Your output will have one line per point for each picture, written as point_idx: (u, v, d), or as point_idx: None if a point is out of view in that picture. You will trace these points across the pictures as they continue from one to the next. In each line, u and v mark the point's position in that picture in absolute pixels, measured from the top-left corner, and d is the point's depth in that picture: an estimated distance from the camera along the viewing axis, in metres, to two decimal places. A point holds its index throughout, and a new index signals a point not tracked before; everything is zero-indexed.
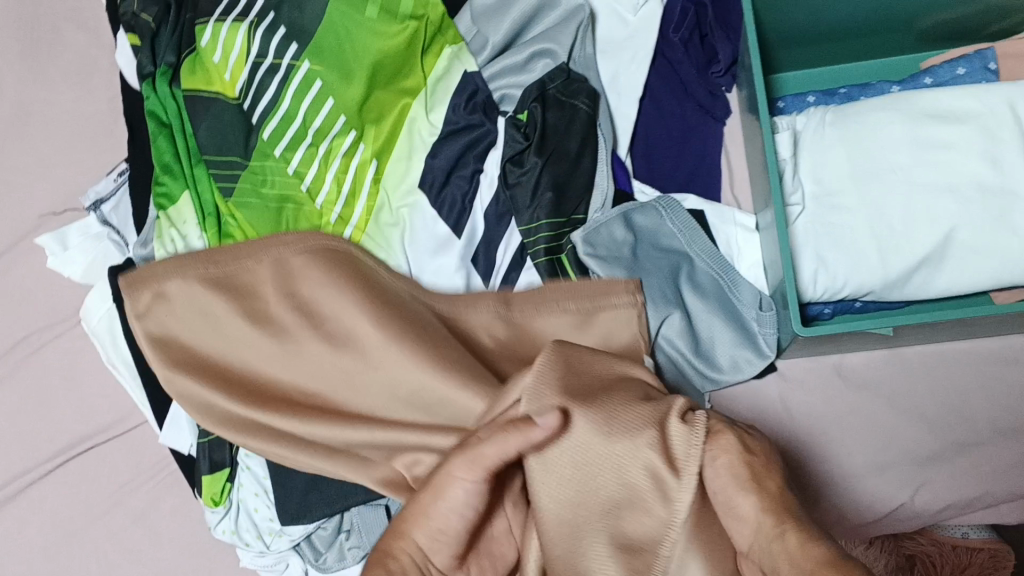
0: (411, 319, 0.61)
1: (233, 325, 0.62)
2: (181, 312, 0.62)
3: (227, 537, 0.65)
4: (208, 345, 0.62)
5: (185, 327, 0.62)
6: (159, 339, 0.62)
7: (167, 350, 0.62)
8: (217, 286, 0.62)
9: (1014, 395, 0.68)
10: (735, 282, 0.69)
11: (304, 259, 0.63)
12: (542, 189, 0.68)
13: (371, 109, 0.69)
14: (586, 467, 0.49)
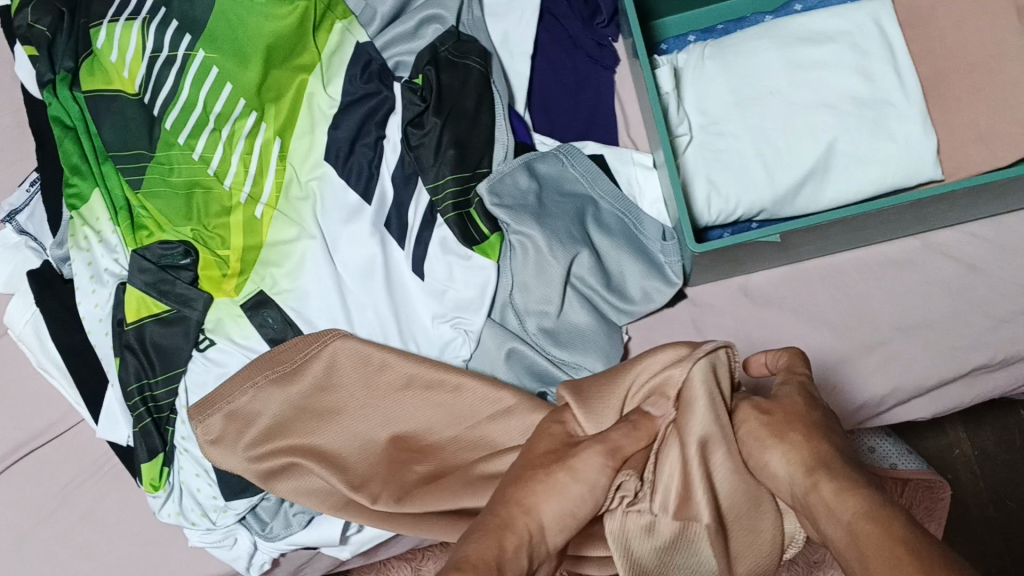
0: (427, 381, 0.64)
1: (271, 415, 0.66)
2: (239, 420, 0.66)
3: (174, 518, 0.68)
4: (262, 435, 0.66)
5: (248, 421, 0.66)
6: (230, 439, 0.65)
7: (238, 443, 0.65)
8: (254, 397, 0.66)
9: (908, 292, 0.72)
10: (638, 219, 0.72)
11: (318, 358, 0.66)
12: (444, 147, 0.68)
13: (269, 89, 0.70)
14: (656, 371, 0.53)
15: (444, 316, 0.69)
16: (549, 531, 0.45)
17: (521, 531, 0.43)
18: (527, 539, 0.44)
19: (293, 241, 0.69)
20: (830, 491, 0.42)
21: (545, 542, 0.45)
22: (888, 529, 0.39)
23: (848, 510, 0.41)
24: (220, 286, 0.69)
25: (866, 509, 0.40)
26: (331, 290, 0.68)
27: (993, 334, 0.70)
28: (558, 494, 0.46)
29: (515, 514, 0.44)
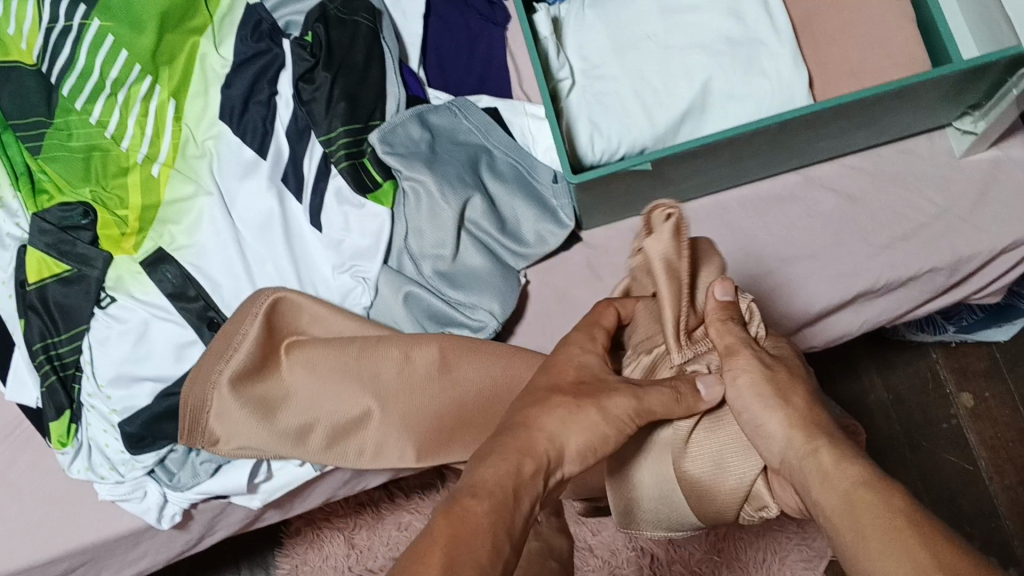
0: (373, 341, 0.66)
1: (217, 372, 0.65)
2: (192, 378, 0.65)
3: (82, 473, 0.68)
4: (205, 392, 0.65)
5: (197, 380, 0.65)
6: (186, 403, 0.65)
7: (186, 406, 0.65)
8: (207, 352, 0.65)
9: (791, 226, 0.75)
10: (530, 166, 0.75)
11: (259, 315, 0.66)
12: (336, 100, 0.70)
13: (163, 52, 0.72)
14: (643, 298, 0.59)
15: (344, 266, 0.70)
16: (569, 458, 0.48)
17: (541, 455, 0.46)
18: (547, 464, 0.46)
19: (190, 197, 0.71)
20: (830, 461, 0.48)
21: (562, 465, 0.47)
22: (887, 504, 0.45)
23: (847, 480, 0.47)
24: (119, 244, 0.70)
25: (862, 479, 0.47)
26: (229, 244, 0.70)
27: (873, 260, 0.74)
28: (576, 426, 0.48)
29: (538, 439, 0.46)
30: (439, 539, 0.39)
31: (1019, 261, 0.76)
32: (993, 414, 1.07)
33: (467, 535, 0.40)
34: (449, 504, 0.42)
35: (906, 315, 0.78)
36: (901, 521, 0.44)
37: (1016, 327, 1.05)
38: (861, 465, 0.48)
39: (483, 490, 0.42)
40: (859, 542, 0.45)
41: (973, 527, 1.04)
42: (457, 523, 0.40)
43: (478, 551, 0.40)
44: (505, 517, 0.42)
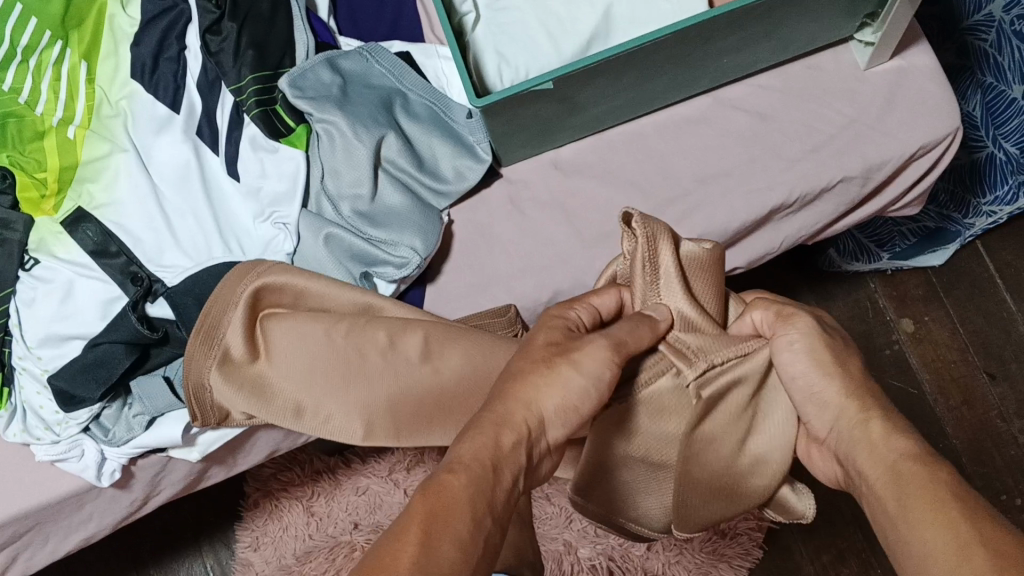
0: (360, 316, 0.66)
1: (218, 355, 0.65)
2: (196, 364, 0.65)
3: (19, 435, 0.69)
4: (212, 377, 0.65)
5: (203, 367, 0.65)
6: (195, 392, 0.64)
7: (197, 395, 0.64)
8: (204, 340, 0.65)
9: (705, 147, 0.77)
10: (445, 105, 0.75)
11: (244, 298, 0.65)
12: (243, 49, 0.71)
13: (71, 17, 0.73)
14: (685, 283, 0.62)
15: (264, 214, 0.71)
16: (550, 421, 0.50)
17: (520, 425, 0.49)
18: (526, 434, 0.49)
19: (106, 156, 0.72)
20: (878, 434, 0.52)
21: (545, 436, 0.50)
22: (931, 476, 0.48)
23: (896, 451, 0.50)
24: (39, 207, 0.71)
25: (911, 452, 0.50)
26: (147, 198, 0.71)
27: (786, 174, 0.75)
28: (558, 386, 0.51)
29: (515, 410, 0.49)
30: (414, 519, 0.42)
31: (929, 168, 0.78)
32: (935, 338, 1.09)
33: (445, 510, 0.43)
34: (431, 478, 0.45)
35: (827, 229, 0.80)
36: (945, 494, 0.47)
37: (949, 252, 1.08)
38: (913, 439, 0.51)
39: (462, 464, 0.45)
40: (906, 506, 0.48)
41: None
42: (434, 498, 0.43)
43: (456, 532, 0.42)
44: (482, 480, 0.45)
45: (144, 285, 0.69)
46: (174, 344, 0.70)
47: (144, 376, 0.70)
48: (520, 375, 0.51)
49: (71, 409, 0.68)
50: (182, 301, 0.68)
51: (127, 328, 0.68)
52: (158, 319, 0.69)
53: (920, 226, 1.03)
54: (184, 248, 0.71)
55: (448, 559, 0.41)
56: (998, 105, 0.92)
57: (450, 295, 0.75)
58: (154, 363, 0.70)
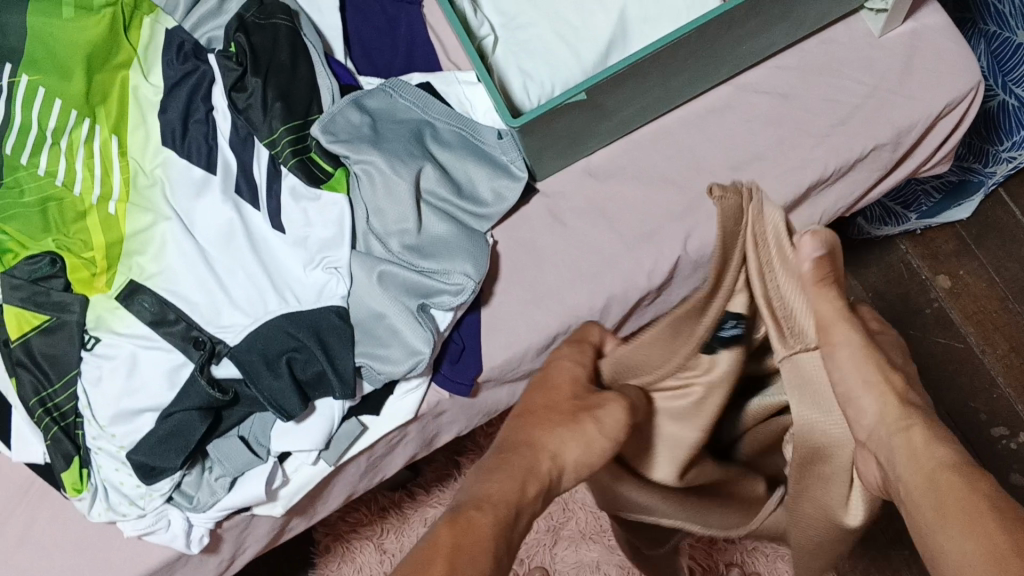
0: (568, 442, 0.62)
1: None
2: None
3: (104, 514, 0.69)
4: None
5: None
6: None
7: None
8: None
9: (735, 134, 0.77)
10: (474, 129, 0.75)
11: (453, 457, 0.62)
12: (271, 102, 0.72)
13: (95, 93, 0.73)
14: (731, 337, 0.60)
15: (315, 261, 0.72)
16: (569, 472, 0.52)
17: (544, 475, 0.50)
18: (549, 483, 0.51)
19: (149, 226, 0.72)
20: (920, 440, 0.51)
21: (562, 484, 0.52)
22: (976, 491, 0.46)
23: (935, 461, 0.49)
24: (92, 285, 0.71)
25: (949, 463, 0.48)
26: (197, 262, 0.71)
27: (818, 149, 0.75)
28: (580, 442, 0.53)
29: (541, 459, 0.51)
30: (441, 550, 0.44)
31: (956, 124, 0.79)
32: (972, 289, 1.10)
33: (467, 536, 0.45)
34: (457, 512, 0.46)
35: (865, 197, 0.81)
36: (989, 514, 0.45)
37: (974, 203, 1.08)
38: (951, 445, 0.49)
39: (489, 503, 0.47)
40: (945, 501, 0.47)
41: (977, 402, 1.06)
42: (460, 532, 0.45)
43: (479, 560, 0.44)
44: (504, 517, 0.47)
45: (207, 349, 0.69)
46: (244, 404, 0.71)
47: (220, 438, 0.71)
48: (541, 422, 0.53)
49: (153, 480, 0.68)
50: (248, 357, 0.69)
51: (199, 394, 0.68)
52: (226, 380, 0.70)
53: (944, 182, 1.03)
54: (240, 305, 0.71)
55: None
56: (1004, 53, 0.94)
57: (505, 315, 0.75)
58: (228, 425, 0.70)
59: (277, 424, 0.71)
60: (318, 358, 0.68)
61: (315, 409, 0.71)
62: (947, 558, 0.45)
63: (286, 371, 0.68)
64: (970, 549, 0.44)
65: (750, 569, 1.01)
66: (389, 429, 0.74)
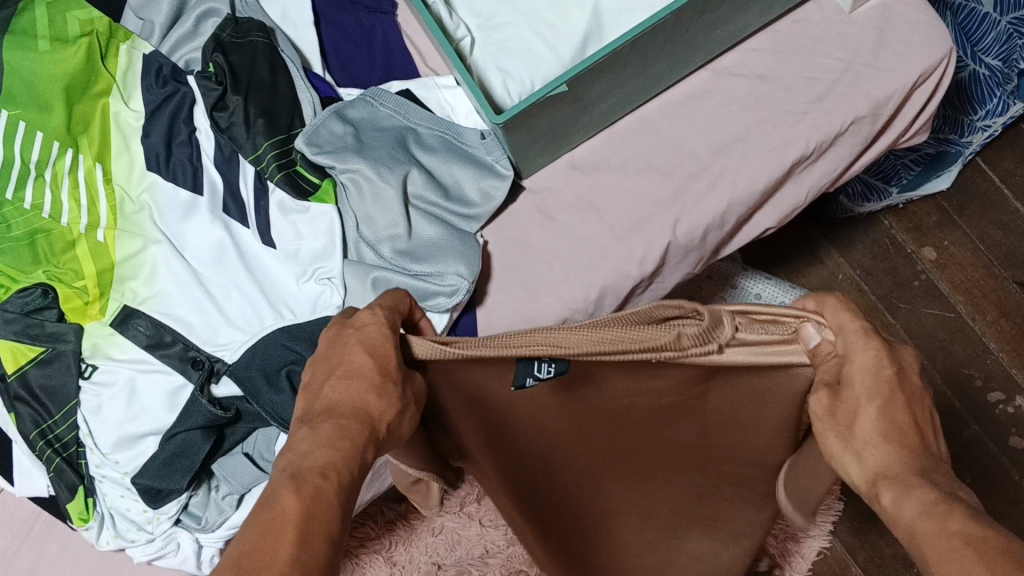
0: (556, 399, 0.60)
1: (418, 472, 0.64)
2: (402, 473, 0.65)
3: (113, 542, 0.69)
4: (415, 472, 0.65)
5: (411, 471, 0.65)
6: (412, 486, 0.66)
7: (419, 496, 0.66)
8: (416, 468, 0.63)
9: (715, 119, 0.78)
10: (456, 133, 0.75)
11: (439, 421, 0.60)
12: (254, 119, 0.72)
13: (77, 123, 0.73)
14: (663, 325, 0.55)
15: (308, 274, 0.72)
16: (369, 408, 0.47)
17: (372, 421, 0.47)
18: (373, 429, 0.47)
19: (140, 251, 0.72)
20: (891, 500, 0.47)
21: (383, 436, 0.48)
22: (945, 528, 0.44)
23: (908, 513, 0.46)
24: (86, 313, 0.71)
25: (927, 504, 0.45)
26: (189, 283, 0.71)
27: (798, 127, 0.76)
28: (358, 391, 0.48)
29: (348, 407, 0.47)
30: (291, 515, 0.42)
31: (932, 92, 0.79)
32: (958, 259, 1.12)
33: (318, 508, 0.43)
34: (300, 478, 0.44)
35: (847, 172, 0.82)
36: (958, 540, 0.43)
37: (954, 172, 1.08)
38: (921, 493, 0.46)
39: (334, 470, 0.44)
40: (916, 534, 0.45)
41: (972, 369, 1.08)
42: (311, 500, 0.43)
43: (323, 520, 0.43)
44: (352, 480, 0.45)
45: (206, 367, 0.69)
46: (246, 420, 0.71)
47: (226, 455, 0.71)
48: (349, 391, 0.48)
49: (158, 503, 0.68)
50: (247, 373, 0.69)
51: (201, 413, 0.68)
52: (226, 399, 0.70)
53: (922, 154, 1.04)
54: (237, 323, 0.71)
55: (319, 556, 0.42)
56: (971, 23, 0.95)
57: (501, 313, 0.75)
58: (231, 443, 0.71)
59: (281, 438, 0.71)
60: None
61: None
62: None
63: (287, 384, 0.68)
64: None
65: None
66: None
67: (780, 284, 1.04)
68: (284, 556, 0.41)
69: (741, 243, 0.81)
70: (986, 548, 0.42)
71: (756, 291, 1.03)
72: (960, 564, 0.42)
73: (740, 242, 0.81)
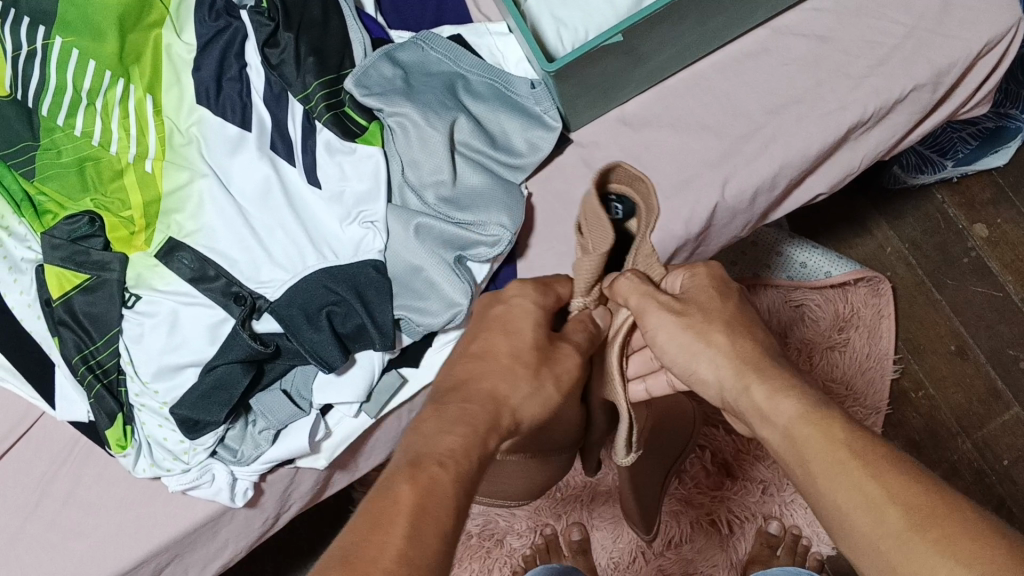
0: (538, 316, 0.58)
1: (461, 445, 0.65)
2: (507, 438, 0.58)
3: (150, 470, 0.71)
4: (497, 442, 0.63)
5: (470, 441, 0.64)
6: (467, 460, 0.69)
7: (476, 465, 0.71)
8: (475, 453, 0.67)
9: (771, 79, 0.76)
10: (506, 82, 0.75)
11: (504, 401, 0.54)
12: (304, 57, 0.72)
13: (129, 53, 0.73)
14: (634, 184, 0.63)
15: (352, 216, 0.72)
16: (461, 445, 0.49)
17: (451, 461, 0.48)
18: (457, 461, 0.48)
19: (187, 184, 0.72)
20: (762, 398, 0.51)
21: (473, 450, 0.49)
22: (828, 434, 0.47)
23: (785, 415, 0.49)
24: (131, 243, 0.72)
25: (797, 412, 0.49)
26: (235, 220, 0.71)
27: (856, 92, 0.74)
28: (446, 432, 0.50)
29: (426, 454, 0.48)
30: (404, 509, 0.44)
31: (997, 62, 0.77)
32: (1010, 237, 1.10)
33: (381, 540, 0.42)
34: (367, 526, 0.44)
35: (903, 140, 0.80)
36: (844, 454, 0.46)
37: (1011, 150, 1.06)
38: (793, 397, 0.50)
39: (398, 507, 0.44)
40: (794, 434, 0.49)
41: (1016, 350, 1.07)
42: (423, 493, 0.45)
43: (393, 544, 0.42)
44: (465, 475, 0.48)
45: (248, 304, 0.69)
46: (286, 357, 0.71)
47: (264, 391, 0.72)
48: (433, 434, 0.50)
49: (195, 436, 0.69)
50: (288, 312, 0.68)
51: (241, 347, 0.68)
52: (267, 335, 0.70)
53: (980, 129, 1.00)
54: (280, 261, 0.71)
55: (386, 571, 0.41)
56: None
57: (542, 267, 0.75)
58: (269, 379, 0.71)
59: (319, 376, 0.72)
60: (359, 312, 0.68)
61: (356, 361, 0.71)
62: (850, 534, 0.45)
63: (326, 324, 0.68)
64: (845, 496, 0.45)
65: (790, 522, 1.02)
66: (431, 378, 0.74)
67: (827, 253, 1.03)
68: (393, 549, 0.42)
69: (789, 207, 0.80)
70: (891, 480, 0.44)
71: (803, 259, 1.03)
72: (846, 472, 0.45)
73: (790, 209, 0.81)
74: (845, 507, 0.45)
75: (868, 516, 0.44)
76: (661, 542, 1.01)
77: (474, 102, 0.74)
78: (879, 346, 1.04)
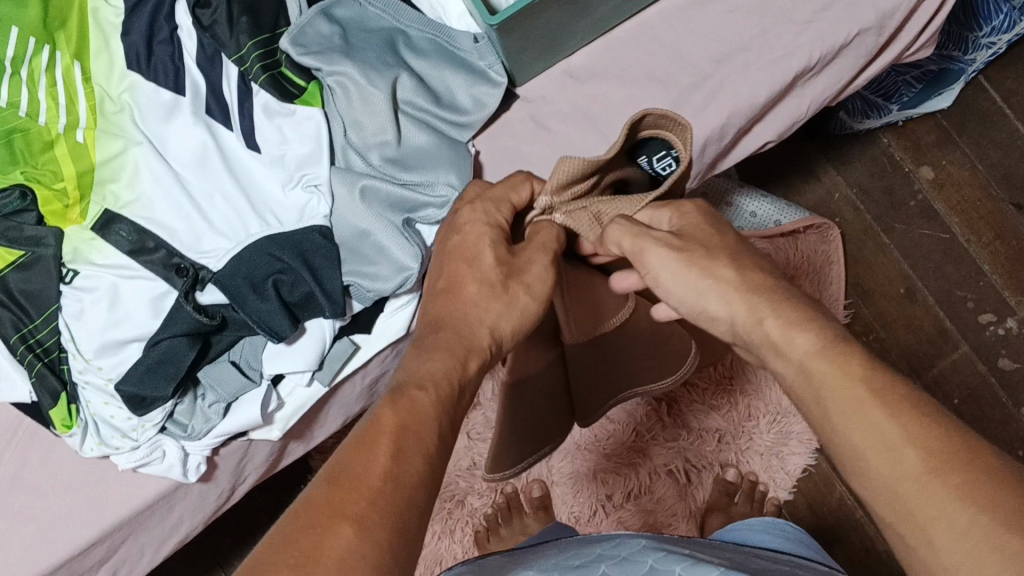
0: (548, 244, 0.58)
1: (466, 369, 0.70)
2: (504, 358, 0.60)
3: (98, 449, 0.68)
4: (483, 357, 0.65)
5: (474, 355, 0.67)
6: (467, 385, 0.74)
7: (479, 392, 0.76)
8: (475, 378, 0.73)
9: (718, 27, 0.75)
10: (448, 36, 0.73)
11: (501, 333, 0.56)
12: (237, 17, 0.70)
13: (53, 17, 0.70)
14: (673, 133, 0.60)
15: (294, 180, 0.70)
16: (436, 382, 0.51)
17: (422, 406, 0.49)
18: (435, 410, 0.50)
19: (122, 152, 0.70)
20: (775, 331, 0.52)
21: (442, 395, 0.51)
22: (845, 371, 0.48)
23: (802, 350, 0.50)
24: (66, 217, 0.69)
25: (816, 347, 0.50)
26: (172, 188, 0.69)
27: (802, 38, 0.74)
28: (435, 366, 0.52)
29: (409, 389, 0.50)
30: (388, 430, 0.47)
31: (940, 4, 0.77)
32: (955, 179, 1.11)
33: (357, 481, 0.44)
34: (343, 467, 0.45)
35: (850, 84, 0.79)
36: (862, 392, 0.46)
37: (955, 91, 1.06)
38: (809, 331, 0.50)
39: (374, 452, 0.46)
40: (812, 371, 0.49)
41: (964, 290, 1.08)
42: (405, 415, 0.48)
43: (363, 486, 0.44)
44: (444, 397, 0.51)
45: (191, 274, 0.68)
46: (232, 328, 0.69)
47: (212, 364, 0.70)
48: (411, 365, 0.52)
49: (143, 412, 0.67)
50: (233, 282, 0.67)
51: (185, 320, 0.66)
52: (213, 306, 0.68)
53: (923, 71, 1.00)
54: (222, 230, 0.69)
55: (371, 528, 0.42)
56: None
57: None
58: (218, 350, 0.69)
59: (267, 346, 0.70)
60: (307, 279, 0.66)
61: (305, 330, 0.70)
62: (868, 473, 0.46)
63: (273, 293, 0.66)
64: (866, 438, 0.46)
65: (746, 469, 1.03)
66: (382, 345, 0.73)
67: (775, 202, 1.02)
68: (379, 468, 0.45)
69: (738, 155, 0.79)
70: (909, 424, 0.45)
71: (752, 210, 1.02)
72: (864, 412, 0.46)
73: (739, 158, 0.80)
74: (864, 448, 0.46)
75: (888, 457, 0.44)
76: (620, 494, 1.01)
77: (416, 58, 0.72)
78: (828, 293, 1.05)
